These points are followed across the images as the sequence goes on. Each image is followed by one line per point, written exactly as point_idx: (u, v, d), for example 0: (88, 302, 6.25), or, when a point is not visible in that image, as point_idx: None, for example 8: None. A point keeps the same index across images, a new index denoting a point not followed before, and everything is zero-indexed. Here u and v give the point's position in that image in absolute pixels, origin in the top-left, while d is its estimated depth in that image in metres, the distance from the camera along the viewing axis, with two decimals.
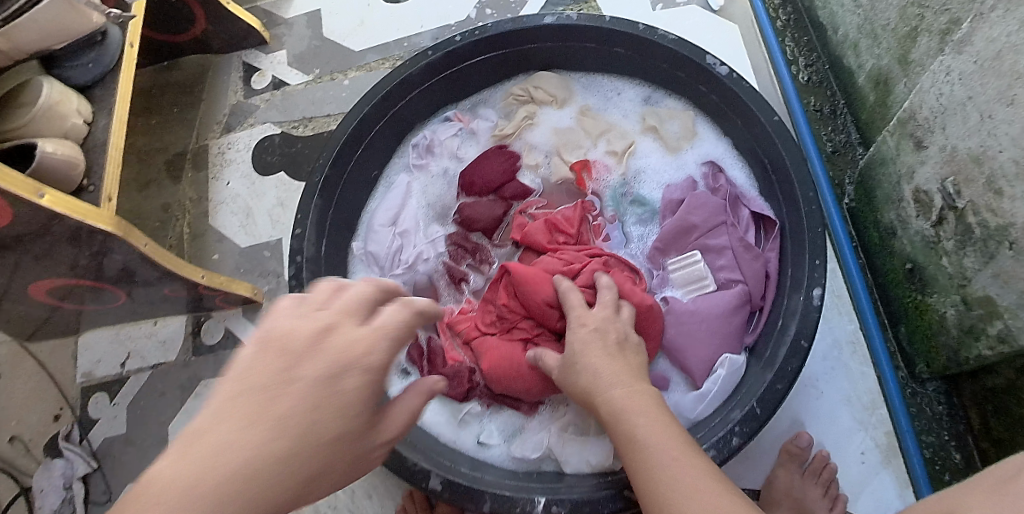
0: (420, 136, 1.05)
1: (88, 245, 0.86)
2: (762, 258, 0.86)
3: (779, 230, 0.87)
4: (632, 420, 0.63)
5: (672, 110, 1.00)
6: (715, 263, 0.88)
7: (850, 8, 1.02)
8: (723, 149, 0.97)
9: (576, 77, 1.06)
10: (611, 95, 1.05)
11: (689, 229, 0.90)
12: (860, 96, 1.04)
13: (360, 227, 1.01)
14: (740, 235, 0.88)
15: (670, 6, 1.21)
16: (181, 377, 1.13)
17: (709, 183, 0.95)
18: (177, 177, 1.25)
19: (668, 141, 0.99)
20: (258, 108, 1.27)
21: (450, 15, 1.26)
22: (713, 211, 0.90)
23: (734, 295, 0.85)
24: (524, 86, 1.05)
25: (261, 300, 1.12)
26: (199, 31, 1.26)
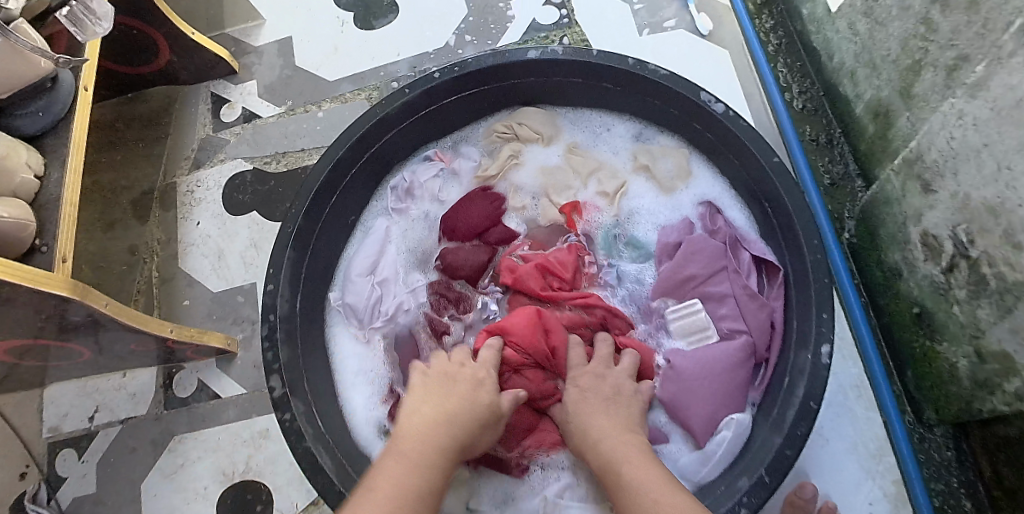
0: (400, 177, 1.00)
1: (43, 310, 0.79)
2: (767, 307, 0.82)
3: (784, 277, 0.83)
4: (617, 467, 0.66)
5: (664, 147, 0.96)
6: (716, 312, 0.84)
7: (846, 36, 0.98)
8: (718, 188, 0.93)
9: (562, 112, 1.01)
10: (601, 131, 1.00)
11: (688, 279, 0.86)
12: (857, 127, 1.00)
13: (337, 277, 0.95)
14: (743, 282, 0.84)
15: (657, 31, 1.16)
16: (152, 432, 1.05)
17: (705, 225, 0.91)
18: (143, 217, 1.17)
19: (661, 182, 0.95)
20: (228, 142, 1.20)
21: (428, 41, 1.21)
22: (711, 257, 0.85)
23: (737, 348, 0.80)
24: (508, 123, 1.01)
25: (235, 350, 1.06)
26: (163, 63, 1.20)
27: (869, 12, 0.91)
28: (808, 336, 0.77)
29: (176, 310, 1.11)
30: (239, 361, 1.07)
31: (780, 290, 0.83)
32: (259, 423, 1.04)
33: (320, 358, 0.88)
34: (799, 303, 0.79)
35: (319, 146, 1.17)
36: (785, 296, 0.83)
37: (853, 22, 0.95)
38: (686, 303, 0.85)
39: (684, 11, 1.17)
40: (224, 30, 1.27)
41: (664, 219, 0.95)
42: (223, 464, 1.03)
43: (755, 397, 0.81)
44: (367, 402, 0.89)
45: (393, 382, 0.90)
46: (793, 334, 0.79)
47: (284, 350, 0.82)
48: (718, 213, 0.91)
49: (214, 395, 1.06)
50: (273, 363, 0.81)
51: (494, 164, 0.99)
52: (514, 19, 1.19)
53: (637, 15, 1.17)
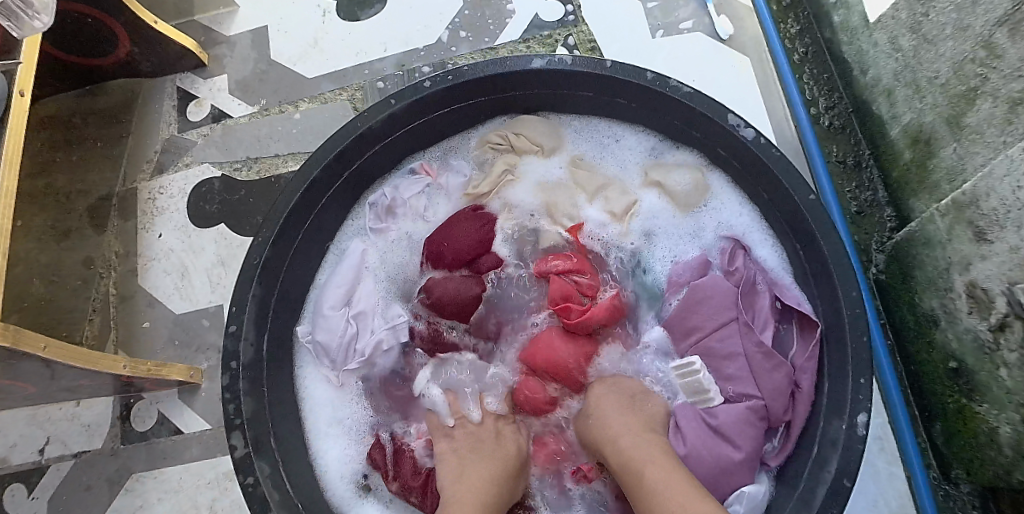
0: (383, 194, 0.88)
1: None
2: (784, 367, 0.72)
3: (820, 334, 0.72)
4: (639, 469, 0.64)
5: (681, 161, 0.86)
6: (721, 373, 0.74)
7: (886, 50, 0.87)
8: (744, 214, 0.83)
9: (565, 121, 0.90)
10: (609, 142, 0.89)
11: (690, 331, 0.77)
12: (891, 152, 0.90)
13: (306, 309, 0.85)
14: (756, 339, 0.73)
15: (671, 33, 1.05)
16: (107, 468, 0.96)
17: (723, 264, 0.81)
18: (101, 227, 1.06)
19: (677, 197, 0.85)
20: (195, 144, 1.09)
21: (417, 37, 1.09)
22: (722, 305, 0.75)
23: (746, 409, 0.71)
24: (503, 132, 0.90)
25: (199, 380, 0.97)
26: (122, 54, 1.08)
27: (916, 26, 0.82)
28: (841, 403, 0.68)
29: (135, 333, 1.01)
30: (204, 392, 0.98)
31: (814, 351, 0.72)
32: (224, 463, 0.95)
33: (289, 405, 0.79)
34: (829, 364, 0.71)
35: (295, 151, 1.06)
36: (819, 358, 0.72)
37: (895, 36, 0.85)
38: (685, 359, 0.75)
39: (701, 11, 1.06)
40: (193, 17, 1.15)
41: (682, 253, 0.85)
42: (184, 507, 0.94)
43: (772, 465, 0.72)
44: (342, 454, 0.80)
45: (374, 430, 0.81)
46: (822, 397, 0.71)
47: (248, 403, 0.73)
48: (742, 249, 0.81)
49: (176, 430, 0.97)
50: (235, 418, 0.72)
51: (487, 181, 0.88)
52: (514, 14, 1.08)
53: (649, 15, 1.06)
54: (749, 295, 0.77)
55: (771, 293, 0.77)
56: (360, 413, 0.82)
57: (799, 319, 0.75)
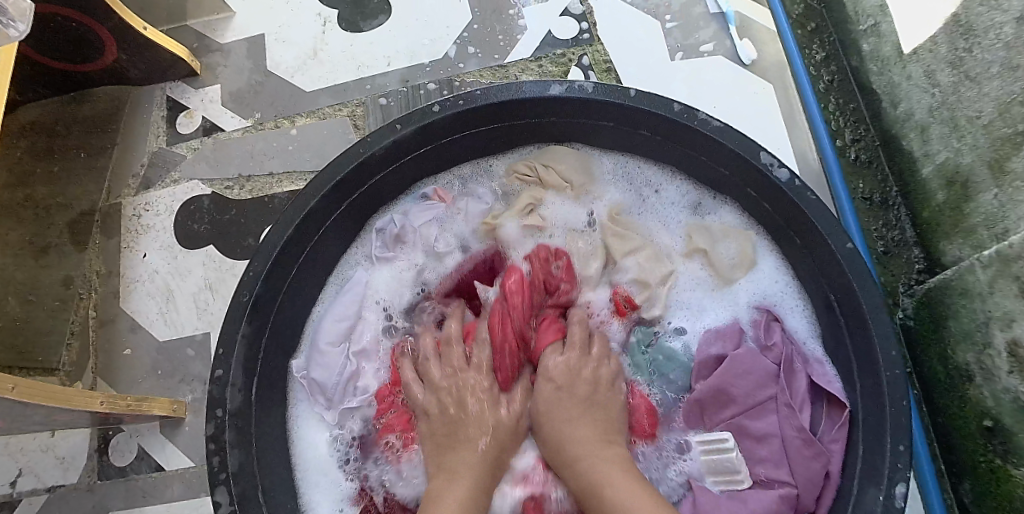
0: (403, 212, 0.84)
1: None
2: (824, 456, 0.67)
3: (849, 415, 0.69)
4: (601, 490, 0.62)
5: (727, 227, 0.81)
6: (753, 453, 0.70)
7: (921, 84, 0.83)
8: (786, 289, 0.78)
9: (605, 163, 0.85)
10: (647, 193, 0.84)
11: (727, 402, 0.72)
12: (922, 192, 0.85)
13: (303, 342, 0.80)
14: (796, 422, 0.69)
15: (691, 55, 1.00)
16: (83, 506, 0.90)
17: (759, 337, 0.76)
18: (82, 243, 1.00)
19: (719, 268, 0.80)
20: (184, 158, 1.03)
21: (423, 51, 1.03)
22: (759, 381, 0.71)
23: (777, 496, 0.66)
24: (533, 164, 0.85)
25: (183, 414, 0.91)
26: (109, 61, 1.02)
27: (957, 62, 0.77)
28: (878, 471, 0.64)
29: (115, 360, 0.95)
30: (188, 426, 0.92)
31: (841, 433, 0.68)
32: (208, 504, 0.89)
33: (280, 454, 0.74)
34: (867, 426, 0.66)
35: (289, 170, 1.00)
36: (847, 439, 0.68)
37: (932, 70, 0.81)
38: (716, 434, 0.71)
39: (723, 32, 1.01)
40: (186, 22, 1.09)
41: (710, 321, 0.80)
42: None
43: None
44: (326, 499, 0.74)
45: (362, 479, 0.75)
46: (857, 463, 0.66)
47: (235, 454, 0.67)
48: (775, 320, 0.77)
49: (157, 466, 0.91)
50: (220, 472, 0.66)
51: (511, 212, 0.83)
52: (526, 30, 1.02)
53: (669, 35, 1.01)
54: (787, 373, 0.72)
55: (807, 374, 0.72)
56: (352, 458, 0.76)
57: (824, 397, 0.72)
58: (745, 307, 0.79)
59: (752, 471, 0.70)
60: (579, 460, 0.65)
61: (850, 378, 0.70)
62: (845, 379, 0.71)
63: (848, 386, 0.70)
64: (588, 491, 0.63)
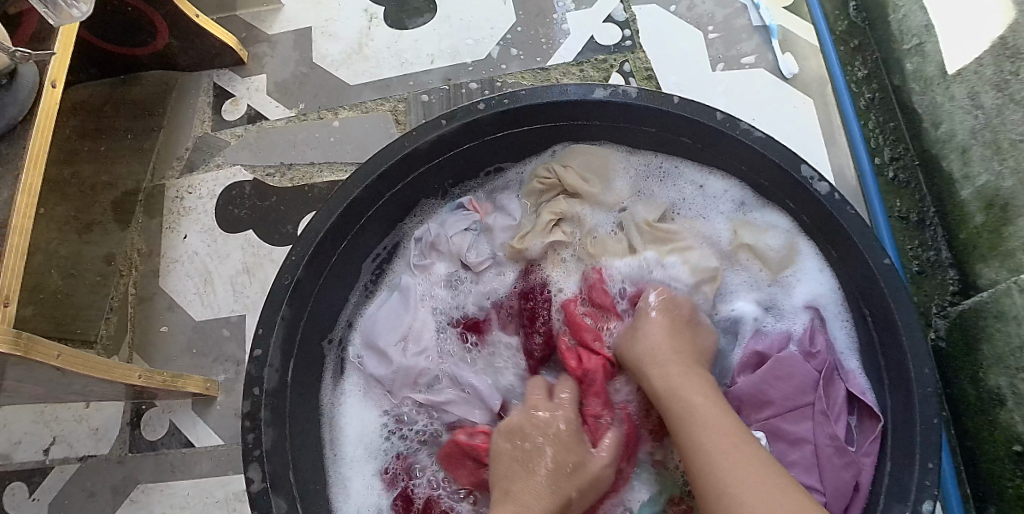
0: (438, 222, 0.87)
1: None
2: (855, 466, 0.67)
3: (881, 430, 0.69)
4: (688, 397, 0.65)
5: (772, 229, 0.81)
6: (785, 457, 0.70)
7: (964, 106, 0.82)
8: (833, 293, 0.77)
9: (644, 159, 0.85)
10: (692, 190, 0.85)
11: (764, 405, 0.73)
12: (961, 214, 0.85)
13: (358, 329, 0.84)
14: (830, 429, 0.69)
15: (733, 67, 1.00)
16: (113, 477, 0.92)
17: (803, 344, 0.77)
18: (126, 222, 1.03)
19: (768, 263, 0.81)
20: (228, 144, 1.05)
21: (466, 51, 1.05)
22: (799, 386, 0.72)
23: None
24: (552, 164, 0.86)
25: (215, 393, 0.93)
26: (161, 46, 1.04)
27: (1002, 85, 0.77)
28: (906, 487, 0.63)
29: (151, 337, 0.97)
30: (219, 405, 0.93)
31: (873, 447, 0.68)
32: (234, 483, 0.90)
33: (308, 436, 0.75)
34: (896, 442, 0.66)
35: (330, 160, 1.02)
36: (879, 453, 0.68)
37: (976, 92, 0.81)
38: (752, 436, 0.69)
39: (766, 46, 1.01)
40: (236, 13, 1.12)
41: (766, 324, 0.81)
42: None
43: None
44: (369, 470, 0.78)
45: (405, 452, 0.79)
46: (884, 479, 0.66)
47: (269, 433, 0.69)
48: (820, 328, 0.77)
49: (187, 443, 0.92)
50: (254, 449, 0.67)
51: (534, 227, 0.84)
52: (569, 35, 1.03)
53: (711, 46, 1.02)
54: (826, 382, 0.73)
55: (845, 383, 0.73)
56: (395, 431, 0.79)
57: (858, 406, 0.72)
58: (797, 309, 0.80)
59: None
60: (653, 367, 0.70)
61: (882, 388, 0.70)
62: (877, 388, 0.71)
63: (880, 395, 0.70)
64: (668, 397, 0.67)
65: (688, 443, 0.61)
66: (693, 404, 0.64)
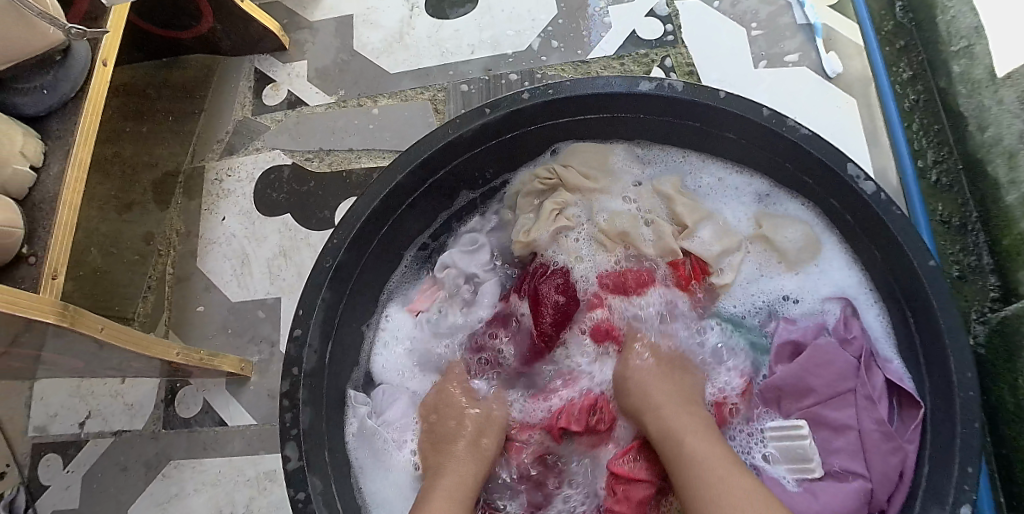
0: (441, 264, 0.87)
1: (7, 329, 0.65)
2: (902, 451, 0.67)
3: (921, 416, 0.68)
4: (680, 438, 0.67)
5: (792, 218, 0.81)
6: (828, 443, 0.70)
7: (1012, 110, 0.81)
8: (861, 284, 0.77)
9: (667, 154, 0.86)
10: (714, 184, 0.86)
11: (805, 393, 0.72)
12: (1005, 220, 0.82)
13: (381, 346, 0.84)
14: (875, 416, 0.69)
15: (775, 65, 1.00)
16: (146, 452, 0.93)
17: (837, 331, 0.76)
18: (165, 202, 1.04)
19: (786, 254, 0.81)
20: (268, 129, 1.06)
21: (507, 42, 1.05)
22: (840, 373, 0.71)
23: (850, 491, 0.66)
24: (552, 165, 0.85)
25: (249, 374, 0.93)
26: (204, 30, 1.06)
27: None
28: (943, 491, 0.62)
29: (188, 316, 0.98)
30: (252, 386, 0.94)
31: (916, 433, 0.67)
32: (265, 463, 0.90)
33: (339, 416, 0.75)
34: (936, 445, 0.65)
35: (369, 148, 1.02)
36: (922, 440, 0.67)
37: None
38: (790, 422, 0.72)
39: (809, 44, 1.00)
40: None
41: (788, 309, 0.81)
42: (220, 502, 0.90)
43: None
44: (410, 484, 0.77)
45: None
46: (923, 481, 0.65)
47: (306, 413, 0.69)
48: (854, 315, 0.76)
49: (219, 421, 0.93)
50: (291, 428, 0.68)
51: (539, 220, 0.84)
52: (610, 29, 1.03)
53: (753, 43, 1.01)
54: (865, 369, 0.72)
55: (884, 371, 0.72)
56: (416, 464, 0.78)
57: (897, 394, 0.71)
58: (824, 298, 0.80)
59: (825, 462, 0.69)
60: (649, 412, 0.71)
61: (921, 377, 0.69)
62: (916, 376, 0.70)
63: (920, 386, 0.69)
64: (664, 436, 0.68)
65: (691, 481, 0.63)
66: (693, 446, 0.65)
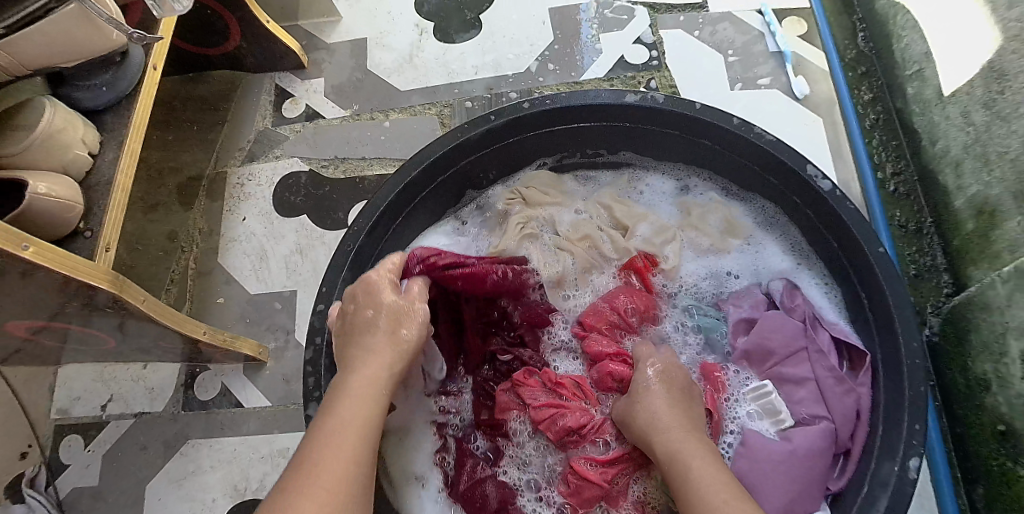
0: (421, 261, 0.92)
1: (65, 293, 0.73)
2: (853, 392, 0.76)
3: (871, 363, 0.77)
4: (687, 460, 0.65)
5: (713, 202, 0.94)
6: (792, 396, 0.78)
7: (958, 124, 0.91)
8: (784, 257, 0.90)
9: (602, 177, 0.99)
10: (641, 187, 0.98)
11: (766, 356, 0.81)
12: (955, 222, 0.93)
13: None
14: (827, 366, 0.79)
15: (749, 87, 1.11)
16: (165, 432, 0.99)
17: (783, 301, 0.86)
18: (189, 204, 1.12)
19: (712, 236, 0.92)
20: (287, 138, 1.15)
21: (508, 64, 1.16)
22: (791, 334, 0.80)
23: (818, 434, 0.74)
24: (516, 189, 0.96)
25: (265, 359, 1.01)
26: (231, 47, 1.16)
27: (990, 103, 0.87)
28: (895, 447, 0.70)
29: (208, 307, 1.06)
30: (268, 370, 1.01)
31: (868, 377, 0.77)
32: (280, 441, 0.97)
33: None
34: (888, 409, 0.73)
35: (381, 156, 1.12)
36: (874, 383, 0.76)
37: (969, 110, 0.90)
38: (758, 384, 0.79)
39: (780, 70, 1.12)
40: (298, 23, 1.23)
41: (731, 283, 0.91)
42: (235, 478, 0.96)
43: (834, 488, 0.74)
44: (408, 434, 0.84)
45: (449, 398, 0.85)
46: (877, 440, 0.73)
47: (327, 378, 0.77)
48: (796, 288, 0.87)
49: (237, 403, 1.00)
50: (314, 390, 0.76)
51: (506, 235, 0.91)
52: (601, 54, 1.14)
53: (729, 68, 1.12)
54: (811, 328, 0.82)
55: (827, 330, 0.82)
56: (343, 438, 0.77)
57: (846, 352, 0.81)
58: (761, 275, 0.91)
59: (793, 412, 0.77)
60: (658, 435, 0.69)
61: (867, 331, 0.79)
62: (862, 332, 0.80)
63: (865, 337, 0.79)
64: (668, 459, 0.67)
65: (693, 498, 0.61)
66: (694, 467, 0.64)
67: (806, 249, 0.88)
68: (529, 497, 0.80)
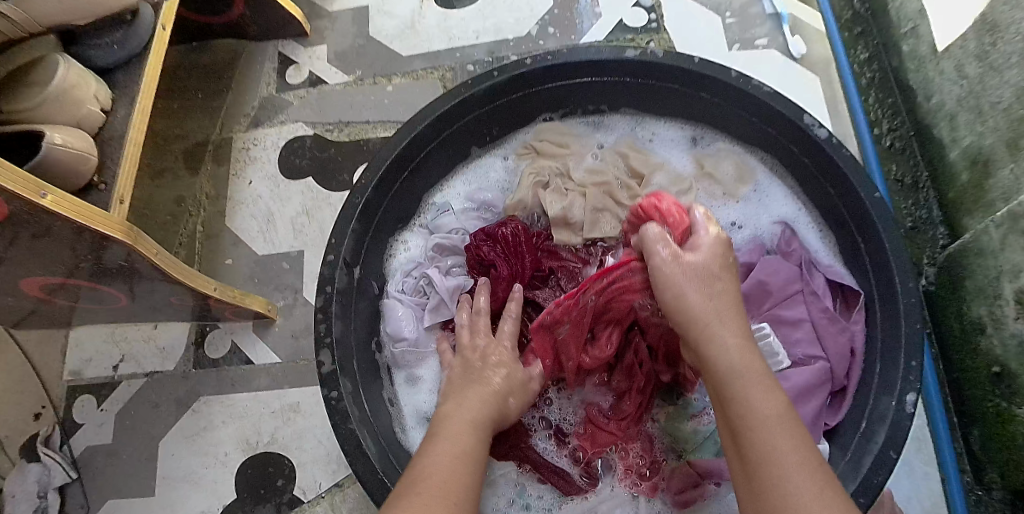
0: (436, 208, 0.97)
1: (83, 245, 0.75)
2: (847, 331, 0.80)
3: (864, 302, 0.81)
4: (745, 383, 0.61)
5: (723, 153, 0.96)
6: (789, 337, 0.82)
7: (951, 78, 0.93)
8: (795, 208, 0.92)
9: (616, 122, 0.99)
10: (654, 137, 0.99)
11: (764, 296, 0.84)
12: (948, 174, 0.95)
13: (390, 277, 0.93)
14: (821, 306, 0.83)
15: (748, 48, 1.13)
16: (177, 390, 1.02)
17: (780, 247, 0.90)
18: (195, 169, 1.14)
19: (723, 184, 0.94)
20: (291, 104, 1.17)
21: (508, 28, 1.17)
22: (788, 277, 0.84)
23: (812, 374, 0.78)
24: (528, 144, 0.99)
25: (274, 316, 1.03)
26: (235, 16, 1.16)
27: (983, 55, 0.88)
28: (892, 382, 0.72)
29: (218, 268, 1.07)
30: (278, 328, 1.03)
31: (862, 316, 0.80)
32: (290, 396, 1.00)
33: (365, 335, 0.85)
34: (885, 348, 0.75)
35: (384, 119, 1.13)
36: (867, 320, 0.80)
37: (962, 64, 0.91)
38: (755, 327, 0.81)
39: (777, 31, 1.13)
40: None
41: (734, 233, 0.94)
42: (247, 432, 0.98)
43: (830, 423, 0.78)
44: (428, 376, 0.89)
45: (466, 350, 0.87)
46: (874, 378, 0.76)
47: (338, 324, 0.79)
48: (794, 235, 0.90)
49: (247, 360, 1.02)
50: (325, 336, 0.78)
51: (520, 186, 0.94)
52: (600, 17, 1.16)
53: (727, 29, 1.14)
54: (806, 272, 0.86)
55: (822, 272, 0.85)
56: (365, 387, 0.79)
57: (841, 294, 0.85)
58: (768, 221, 0.93)
59: (789, 354, 0.81)
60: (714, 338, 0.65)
61: (862, 274, 0.82)
62: (857, 277, 0.83)
63: (859, 280, 0.82)
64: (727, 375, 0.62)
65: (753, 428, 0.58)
66: (752, 392, 0.60)
67: (807, 195, 0.90)
68: (541, 435, 0.84)
